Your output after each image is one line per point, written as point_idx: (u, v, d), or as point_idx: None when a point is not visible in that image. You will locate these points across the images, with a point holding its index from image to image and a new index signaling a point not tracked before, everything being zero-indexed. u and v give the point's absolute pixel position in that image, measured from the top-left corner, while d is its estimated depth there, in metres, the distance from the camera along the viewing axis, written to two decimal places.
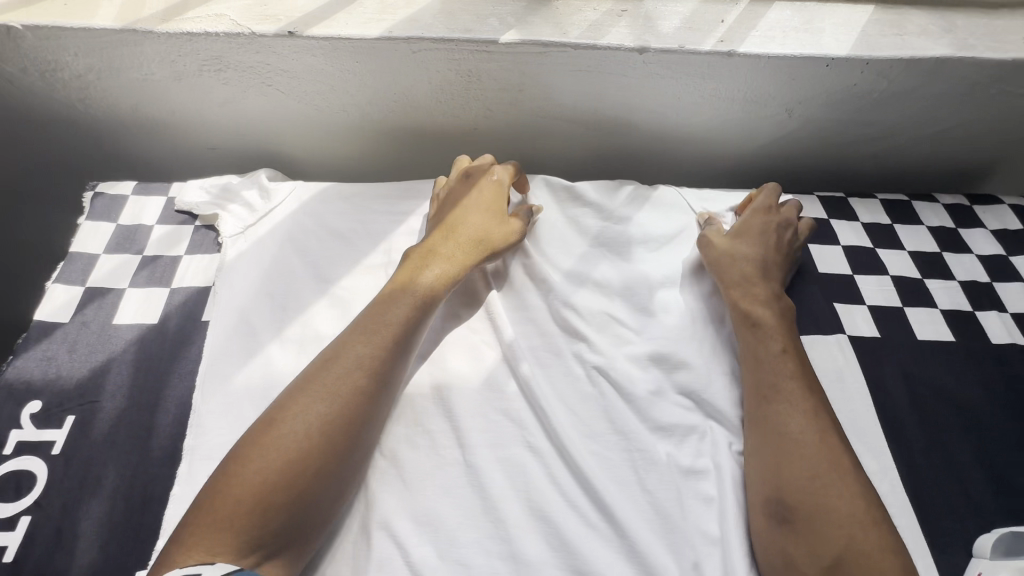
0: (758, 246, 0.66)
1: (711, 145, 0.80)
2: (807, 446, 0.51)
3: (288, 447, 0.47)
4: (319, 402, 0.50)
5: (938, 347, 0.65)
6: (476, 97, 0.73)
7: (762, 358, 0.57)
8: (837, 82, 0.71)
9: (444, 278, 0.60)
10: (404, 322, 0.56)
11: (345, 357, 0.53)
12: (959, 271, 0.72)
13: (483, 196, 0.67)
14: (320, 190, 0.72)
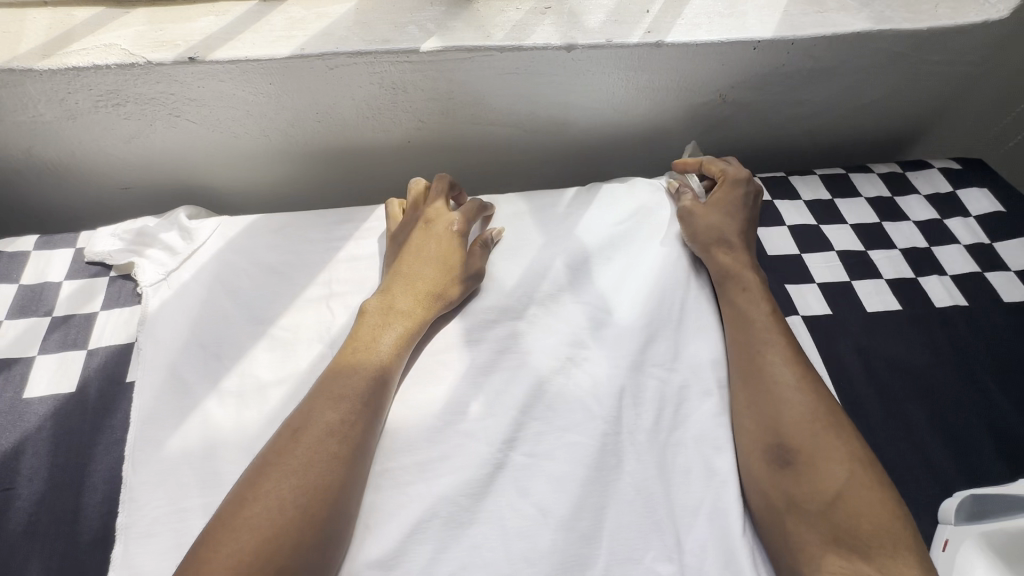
0: (733, 210, 0.68)
1: (653, 136, 0.80)
2: (790, 384, 0.55)
3: (259, 525, 0.43)
4: (286, 474, 0.46)
5: (885, 316, 0.67)
6: (405, 109, 0.69)
7: (746, 311, 0.60)
8: (760, 62, 0.70)
9: (405, 334, 0.57)
10: (368, 382, 0.53)
11: (312, 424, 0.49)
12: (899, 239, 0.74)
13: (440, 242, 0.63)
14: (247, 224, 0.67)
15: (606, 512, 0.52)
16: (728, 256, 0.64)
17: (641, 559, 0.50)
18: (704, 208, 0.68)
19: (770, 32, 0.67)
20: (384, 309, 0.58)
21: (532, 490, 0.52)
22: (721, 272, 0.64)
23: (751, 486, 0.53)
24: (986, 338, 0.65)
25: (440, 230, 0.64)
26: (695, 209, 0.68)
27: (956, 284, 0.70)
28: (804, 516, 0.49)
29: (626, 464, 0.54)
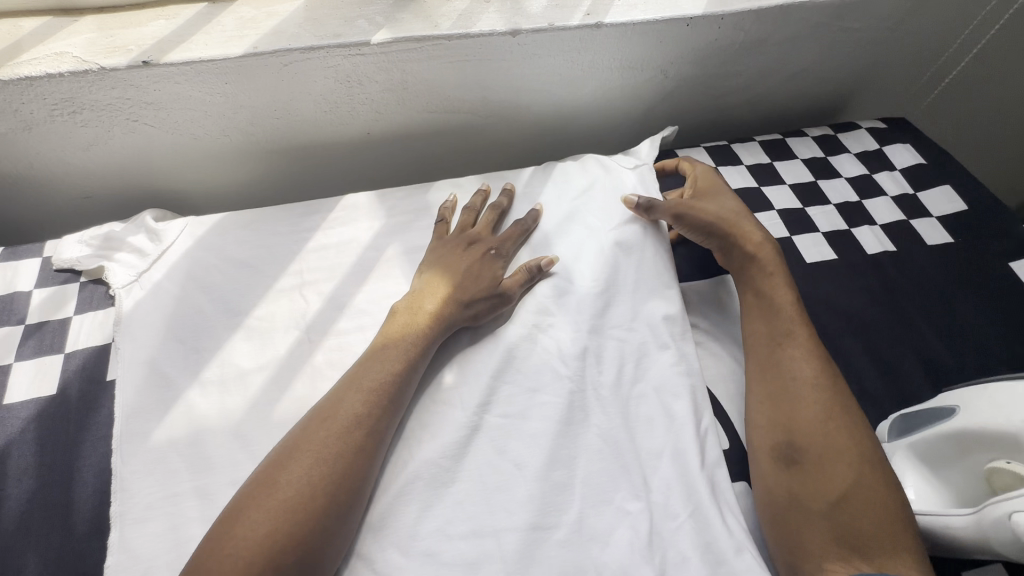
0: (723, 197, 0.71)
1: (604, 114, 0.84)
2: (806, 383, 0.56)
3: (288, 496, 0.46)
4: (314, 454, 0.48)
5: (822, 265, 0.72)
6: (363, 101, 0.71)
7: (770, 301, 0.62)
8: (694, 38, 0.75)
9: (427, 329, 0.59)
10: (397, 373, 0.55)
11: (339, 413, 0.51)
12: (833, 195, 0.80)
13: (475, 260, 0.65)
14: (215, 222, 0.68)
15: (577, 461, 0.56)
16: (742, 236, 0.67)
17: (611, 500, 0.54)
18: (699, 201, 0.70)
19: (702, 9, 0.72)
20: (411, 310, 0.60)
21: (507, 447, 0.56)
22: (743, 260, 0.66)
23: (757, 478, 0.54)
24: (912, 277, 0.72)
25: (480, 252, 0.66)
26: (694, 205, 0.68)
27: (884, 232, 0.76)
28: (806, 512, 0.50)
29: (592, 417, 0.58)
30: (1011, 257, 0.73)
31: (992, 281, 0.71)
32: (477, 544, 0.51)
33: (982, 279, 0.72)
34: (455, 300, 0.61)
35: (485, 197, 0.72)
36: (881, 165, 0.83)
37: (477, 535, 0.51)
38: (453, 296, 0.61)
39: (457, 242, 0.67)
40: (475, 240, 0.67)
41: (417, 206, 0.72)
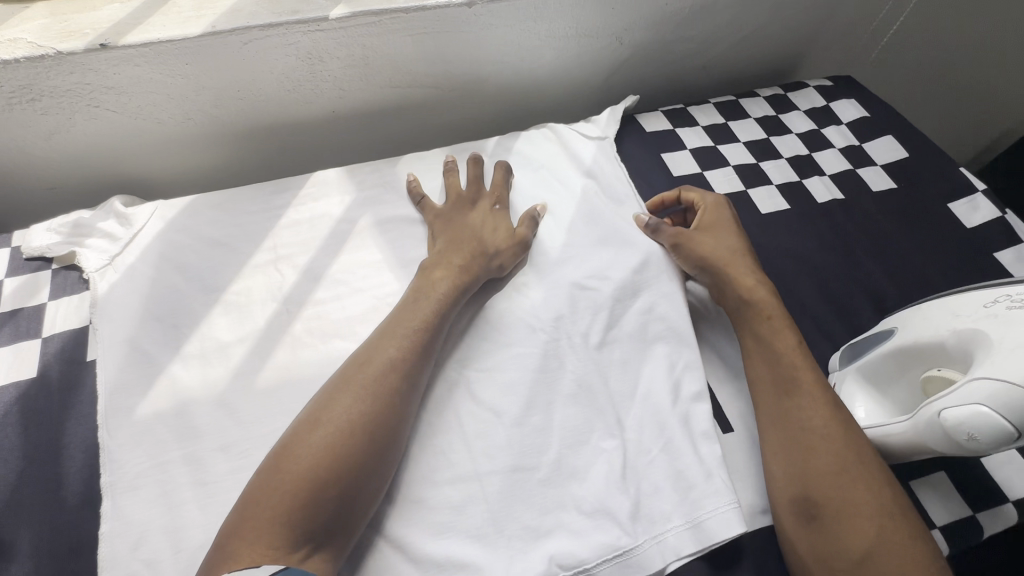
0: (724, 230, 0.68)
1: (564, 83, 0.86)
2: (818, 434, 0.51)
3: (330, 432, 0.48)
4: (354, 394, 0.51)
5: (777, 216, 0.76)
6: (326, 78, 0.73)
7: (775, 349, 0.58)
8: (646, 4, 0.78)
9: (455, 280, 0.62)
10: (427, 322, 0.58)
11: (375, 359, 0.54)
12: (784, 150, 0.84)
13: (485, 216, 0.69)
14: (185, 204, 0.69)
15: (554, 407, 0.59)
16: (736, 280, 0.63)
17: (588, 440, 0.58)
18: (698, 236, 0.67)
19: None
20: (437, 264, 0.64)
21: (485, 398, 0.59)
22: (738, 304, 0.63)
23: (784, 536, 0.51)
24: (860, 221, 0.76)
25: (487, 207, 0.70)
26: (691, 240, 0.67)
27: (833, 181, 0.80)
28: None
29: (566, 362, 0.61)
30: (948, 197, 0.79)
31: (931, 221, 0.77)
32: (463, 488, 0.54)
33: (922, 219, 0.77)
34: (481, 253, 0.64)
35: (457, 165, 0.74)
36: (828, 120, 0.88)
37: (462, 479, 0.54)
38: (477, 251, 0.65)
39: (459, 202, 0.70)
40: (473, 198, 0.71)
41: (386, 179, 0.74)
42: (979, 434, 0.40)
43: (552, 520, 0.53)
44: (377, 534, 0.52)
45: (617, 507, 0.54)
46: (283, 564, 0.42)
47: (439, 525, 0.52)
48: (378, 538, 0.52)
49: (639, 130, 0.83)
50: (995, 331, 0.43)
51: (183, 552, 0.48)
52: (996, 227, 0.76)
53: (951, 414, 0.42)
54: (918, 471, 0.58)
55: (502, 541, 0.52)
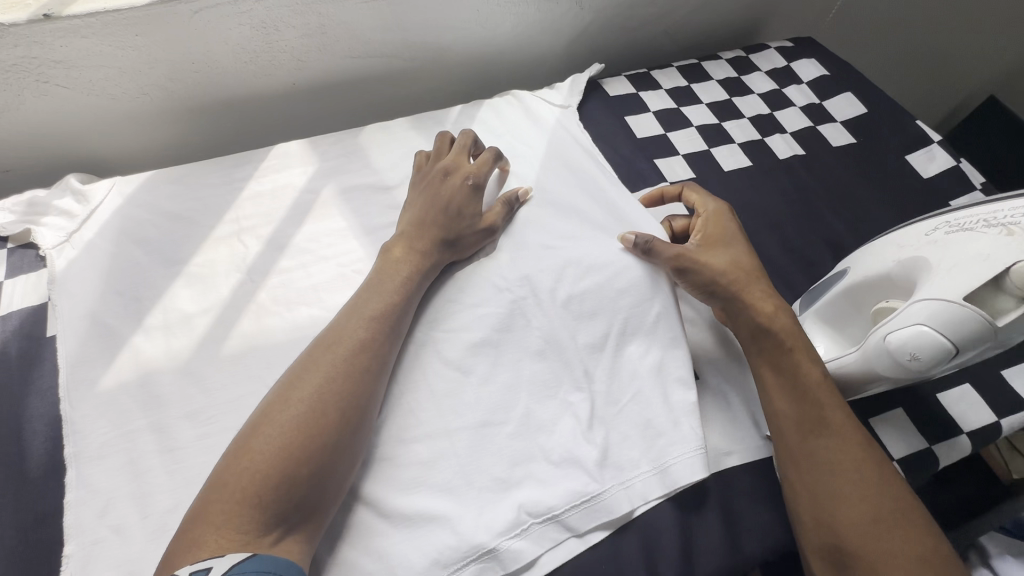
0: (732, 245, 0.63)
1: (527, 51, 0.86)
2: (849, 480, 0.48)
3: (298, 412, 0.47)
4: (323, 373, 0.50)
5: (740, 173, 0.77)
6: (283, 48, 0.72)
7: (801, 382, 0.53)
8: None
9: (417, 264, 0.61)
10: (393, 301, 0.57)
11: (344, 336, 0.53)
12: (746, 110, 0.85)
13: (457, 192, 0.65)
14: (142, 180, 0.68)
15: (522, 363, 0.59)
16: (750, 304, 0.58)
17: (556, 393, 0.58)
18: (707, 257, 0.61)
19: None
20: (405, 243, 0.62)
21: (453, 357, 0.59)
22: (753, 330, 0.57)
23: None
24: (820, 176, 0.78)
25: (458, 181, 0.66)
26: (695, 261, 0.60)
27: (794, 138, 0.82)
28: None
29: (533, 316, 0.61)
30: (905, 150, 0.80)
31: (890, 172, 0.78)
32: (432, 444, 0.54)
33: (881, 171, 0.78)
34: (449, 242, 0.63)
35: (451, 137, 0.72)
36: (789, 80, 0.89)
37: (430, 436, 0.55)
38: (440, 235, 0.63)
39: (433, 175, 0.67)
40: (452, 169, 0.67)
41: (350, 149, 0.74)
42: (920, 352, 0.42)
43: (522, 471, 0.54)
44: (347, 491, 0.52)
45: (585, 455, 0.54)
46: (253, 549, 0.41)
47: (409, 481, 0.52)
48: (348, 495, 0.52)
49: (602, 94, 0.83)
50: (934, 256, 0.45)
51: (150, 517, 0.48)
52: (951, 176, 0.78)
53: (898, 336, 0.43)
54: (878, 408, 0.59)
55: (472, 492, 0.52)
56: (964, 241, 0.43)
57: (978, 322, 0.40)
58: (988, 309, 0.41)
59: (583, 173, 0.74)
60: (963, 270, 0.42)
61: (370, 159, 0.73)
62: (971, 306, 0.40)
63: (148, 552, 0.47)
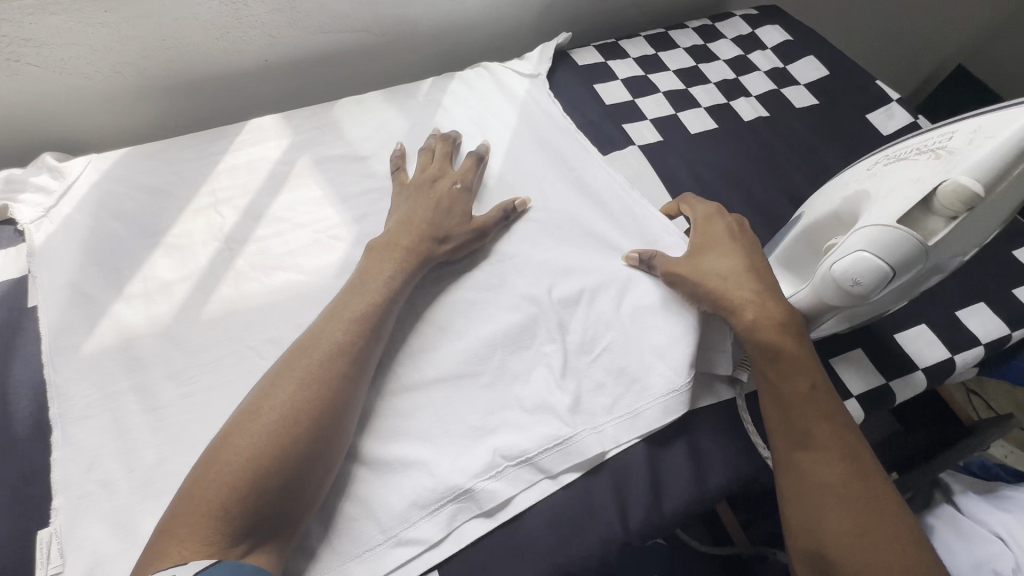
0: (725, 246, 0.59)
1: (496, 23, 0.87)
2: (834, 490, 0.48)
3: (271, 419, 0.46)
4: (300, 380, 0.48)
5: (707, 135, 0.79)
6: (253, 24, 0.72)
7: (790, 392, 0.52)
8: None
9: (402, 263, 0.59)
10: (376, 305, 0.55)
11: (321, 340, 0.51)
12: (712, 76, 0.87)
13: (445, 195, 0.65)
14: (118, 156, 0.69)
15: (496, 318, 0.61)
16: (741, 313, 0.55)
17: (530, 345, 0.60)
18: (695, 261, 0.59)
19: None
20: (392, 239, 0.61)
21: (428, 315, 0.61)
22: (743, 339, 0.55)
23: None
24: (784, 136, 0.80)
25: (447, 186, 0.66)
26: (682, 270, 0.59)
27: (759, 101, 0.84)
28: None
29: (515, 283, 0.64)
30: (865, 109, 0.83)
31: (851, 130, 0.81)
32: (409, 396, 0.56)
33: (843, 130, 0.81)
34: (438, 241, 0.62)
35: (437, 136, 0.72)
36: (754, 46, 0.91)
37: (407, 389, 0.56)
38: (429, 231, 0.62)
39: (420, 182, 0.67)
40: (440, 176, 0.68)
41: (323, 122, 0.75)
42: (862, 277, 0.45)
43: (496, 419, 0.55)
44: None
45: (557, 402, 0.56)
46: (218, 558, 0.40)
47: (385, 431, 0.54)
48: None
49: (572, 64, 0.85)
50: (876, 187, 0.48)
51: (136, 470, 0.50)
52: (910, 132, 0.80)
53: (845, 264, 0.46)
54: (838, 350, 0.62)
55: (449, 439, 0.54)
56: (902, 170, 0.47)
57: (912, 244, 0.44)
58: (920, 231, 0.44)
59: (553, 141, 0.76)
60: (899, 195, 0.45)
61: (344, 131, 0.74)
62: (905, 229, 0.44)
63: (136, 502, 0.49)
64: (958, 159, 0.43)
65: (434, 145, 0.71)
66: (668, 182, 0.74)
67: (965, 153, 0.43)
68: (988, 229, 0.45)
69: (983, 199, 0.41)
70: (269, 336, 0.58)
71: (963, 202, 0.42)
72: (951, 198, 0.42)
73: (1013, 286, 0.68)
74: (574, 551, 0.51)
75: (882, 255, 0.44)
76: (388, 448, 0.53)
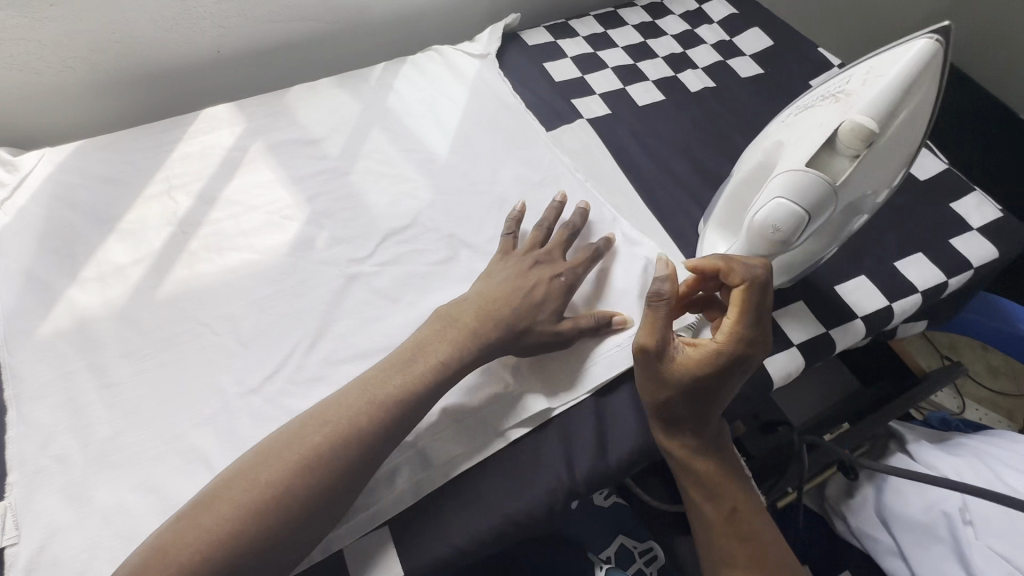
0: (682, 400, 0.51)
1: (446, 8, 0.89)
2: None
3: (264, 493, 0.43)
4: (307, 453, 0.46)
5: (654, 108, 0.81)
6: (201, 15, 0.74)
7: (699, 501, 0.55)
8: None
9: (466, 348, 0.54)
10: (416, 385, 0.51)
11: (341, 410, 0.48)
12: (659, 50, 0.89)
13: (541, 283, 0.59)
14: (72, 149, 0.70)
15: (447, 289, 0.62)
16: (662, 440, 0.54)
17: None
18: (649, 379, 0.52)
19: None
20: (455, 309, 0.57)
21: (380, 287, 0.62)
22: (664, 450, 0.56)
23: None
24: (730, 105, 0.82)
25: (548, 273, 0.60)
26: (644, 368, 0.51)
27: (705, 73, 0.86)
28: None
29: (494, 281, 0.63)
30: (808, 76, 0.85)
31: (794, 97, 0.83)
32: (362, 364, 0.57)
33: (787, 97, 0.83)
34: (515, 334, 0.55)
35: (559, 212, 0.65)
36: (702, 20, 0.93)
37: (361, 357, 0.58)
38: (509, 332, 0.55)
39: (522, 262, 0.61)
40: (543, 262, 0.61)
41: (276, 108, 0.76)
42: (778, 226, 0.48)
43: None
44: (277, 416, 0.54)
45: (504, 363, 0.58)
46: None
47: None
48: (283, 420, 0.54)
49: (521, 44, 0.87)
50: (790, 137, 0.52)
51: (91, 444, 0.51)
52: None
53: (762, 215, 0.49)
54: (779, 303, 0.64)
55: None
56: (809, 117, 0.51)
57: (823, 185, 0.48)
58: (828, 171, 0.48)
59: (503, 118, 0.77)
60: (808, 141, 0.49)
61: (298, 117, 0.75)
62: (815, 170, 0.48)
63: (90, 474, 0.50)
64: (854, 101, 0.48)
65: (551, 222, 0.65)
66: (615, 153, 0.76)
67: (857, 98, 0.47)
68: (888, 166, 0.50)
69: (878, 133, 0.46)
70: (222, 313, 0.59)
71: (861, 139, 0.46)
72: (850, 137, 0.47)
73: (950, 238, 0.70)
74: (524, 503, 0.53)
75: (794, 201, 0.48)
76: None
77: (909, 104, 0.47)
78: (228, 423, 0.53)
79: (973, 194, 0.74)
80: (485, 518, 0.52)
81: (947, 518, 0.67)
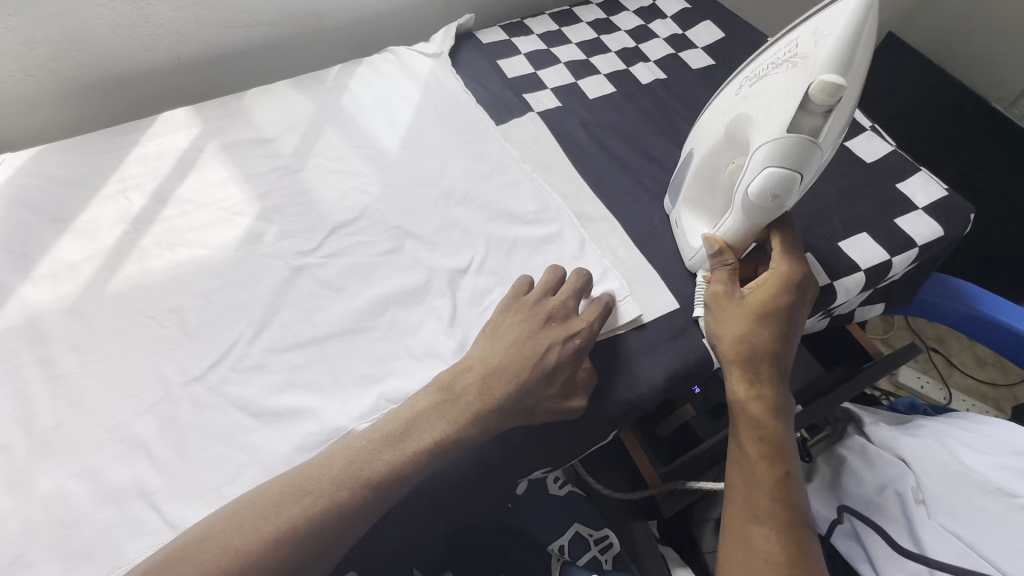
0: (756, 329, 0.54)
1: (403, 9, 0.92)
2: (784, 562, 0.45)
3: (222, 563, 0.42)
4: (278, 527, 0.44)
5: (605, 100, 0.83)
6: (158, 22, 0.76)
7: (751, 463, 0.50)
8: None
9: (462, 429, 0.50)
10: (397, 467, 0.48)
11: (322, 476, 0.46)
12: (612, 44, 0.90)
13: (552, 346, 0.55)
14: (32, 152, 0.72)
15: (391, 279, 0.64)
16: (731, 379, 0.54)
17: (422, 301, 0.62)
18: (727, 313, 0.56)
19: None
20: (456, 379, 0.52)
21: (326, 277, 0.63)
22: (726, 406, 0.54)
23: None
24: (680, 95, 0.84)
25: (562, 335, 0.56)
26: (722, 307, 0.57)
27: (656, 65, 0.87)
28: None
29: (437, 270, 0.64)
30: None
31: None
32: (304, 352, 0.58)
33: None
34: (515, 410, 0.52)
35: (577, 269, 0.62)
36: (655, 15, 0.95)
37: (302, 345, 0.59)
38: (510, 408, 0.52)
39: (533, 316, 0.57)
40: (556, 318, 0.57)
41: (233, 109, 0.78)
42: (775, 191, 0.52)
43: (387, 367, 0.58)
44: (216, 404, 0.55)
45: (442, 348, 0.58)
46: None
47: (277, 384, 0.56)
48: (222, 407, 0.55)
49: (476, 42, 0.89)
50: (757, 106, 0.55)
51: (35, 434, 0.53)
52: None
53: (755, 189, 0.52)
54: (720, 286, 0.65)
55: (338, 388, 0.56)
56: (773, 85, 0.53)
57: (805, 147, 0.50)
58: (807, 131, 0.50)
59: (454, 114, 0.79)
60: (778, 109, 0.51)
61: (253, 118, 0.77)
62: (793, 135, 0.50)
63: (32, 462, 0.51)
64: (811, 65, 0.49)
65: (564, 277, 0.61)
66: (564, 144, 0.77)
67: (813, 61, 0.49)
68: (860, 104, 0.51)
69: (845, 88, 0.47)
70: (170, 306, 0.61)
71: (831, 96, 0.48)
72: (819, 97, 0.48)
73: (895, 217, 0.70)
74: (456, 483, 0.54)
75: (788, 167, 0.51)
76: (278, 401, 0.55)
77: (869, 41, 0.48)
78: (170, 410, 0.54)
79: (919, 174, 0.74)
80: (419, 502, 0.54)
81: (899, 497, 0.68)
